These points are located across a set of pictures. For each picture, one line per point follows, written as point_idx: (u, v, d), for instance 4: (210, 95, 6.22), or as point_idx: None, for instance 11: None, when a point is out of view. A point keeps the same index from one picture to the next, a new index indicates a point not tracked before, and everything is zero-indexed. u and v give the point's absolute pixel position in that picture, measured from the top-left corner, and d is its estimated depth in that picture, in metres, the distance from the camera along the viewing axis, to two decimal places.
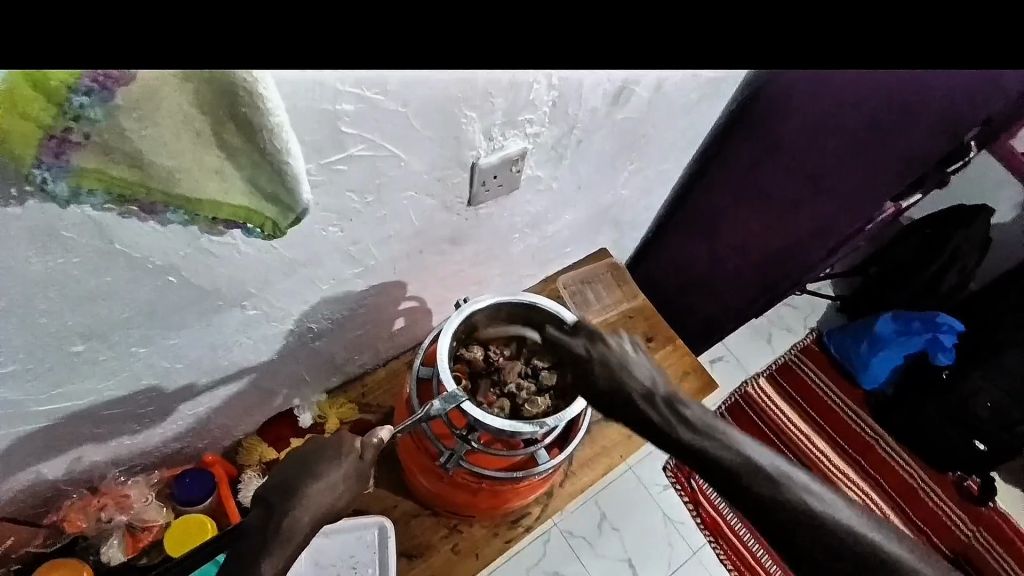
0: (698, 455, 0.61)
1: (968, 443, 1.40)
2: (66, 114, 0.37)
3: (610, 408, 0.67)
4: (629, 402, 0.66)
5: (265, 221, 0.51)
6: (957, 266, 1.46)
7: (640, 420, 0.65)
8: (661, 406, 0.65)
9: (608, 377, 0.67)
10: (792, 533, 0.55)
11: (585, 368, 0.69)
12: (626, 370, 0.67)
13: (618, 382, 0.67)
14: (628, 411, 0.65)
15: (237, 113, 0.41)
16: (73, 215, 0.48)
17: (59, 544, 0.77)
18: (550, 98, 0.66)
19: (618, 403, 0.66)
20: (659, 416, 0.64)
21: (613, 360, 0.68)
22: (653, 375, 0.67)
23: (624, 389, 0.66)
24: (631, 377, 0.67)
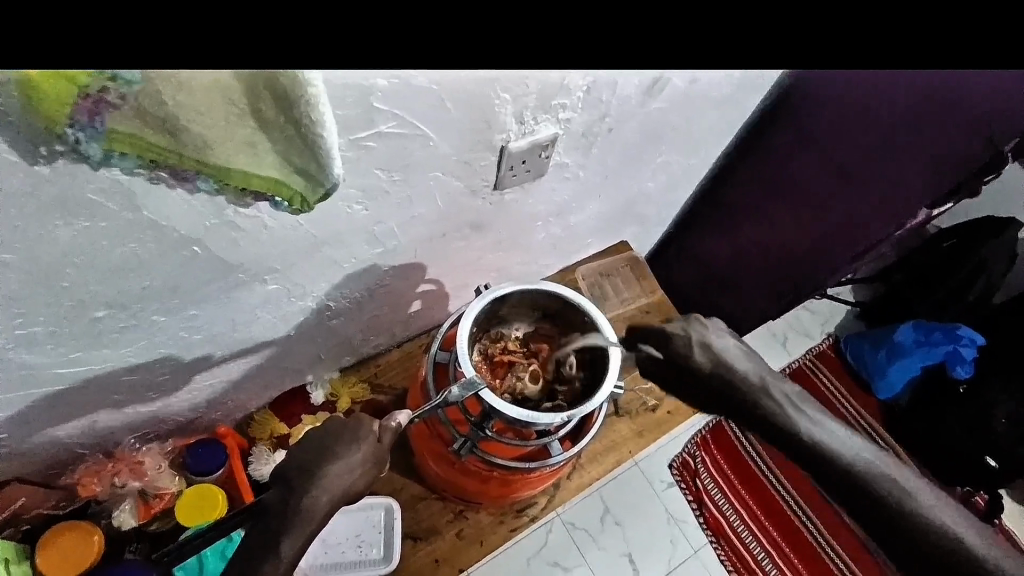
0: (795, 444, 0.65)
1: (978, 457, 1.38)
2: (103, 75, 0.35)
3: (704, 383, 0.67)
4: (739, 387, 0.66)
5: (293, 195, 0.51)
6: (981, 277, 1.42)
7: (749, 409, 0.66)
8: (779, 397, 0.66)
9: (712, 358, 0.67)
10: (873, 508, 0.62)
11: (681, 350, 0.68)
12: (726, 354, 0.68)
13: (720, 364, 0.67)
14: (728, 391, 0.66)
15: (278, 86, 0.40)
16: (100, 178, 0.47)
17: (72, 507, 0.79)
18: (585, 84, 0.64)
19: (726, 387, 0.67)
20: (767, 399, 0.66)
21: (712, 345, 0.67)
22: (755, 362, 0.68)
23: (732, 374, 0.66)
24: (735, 362, 0.67)
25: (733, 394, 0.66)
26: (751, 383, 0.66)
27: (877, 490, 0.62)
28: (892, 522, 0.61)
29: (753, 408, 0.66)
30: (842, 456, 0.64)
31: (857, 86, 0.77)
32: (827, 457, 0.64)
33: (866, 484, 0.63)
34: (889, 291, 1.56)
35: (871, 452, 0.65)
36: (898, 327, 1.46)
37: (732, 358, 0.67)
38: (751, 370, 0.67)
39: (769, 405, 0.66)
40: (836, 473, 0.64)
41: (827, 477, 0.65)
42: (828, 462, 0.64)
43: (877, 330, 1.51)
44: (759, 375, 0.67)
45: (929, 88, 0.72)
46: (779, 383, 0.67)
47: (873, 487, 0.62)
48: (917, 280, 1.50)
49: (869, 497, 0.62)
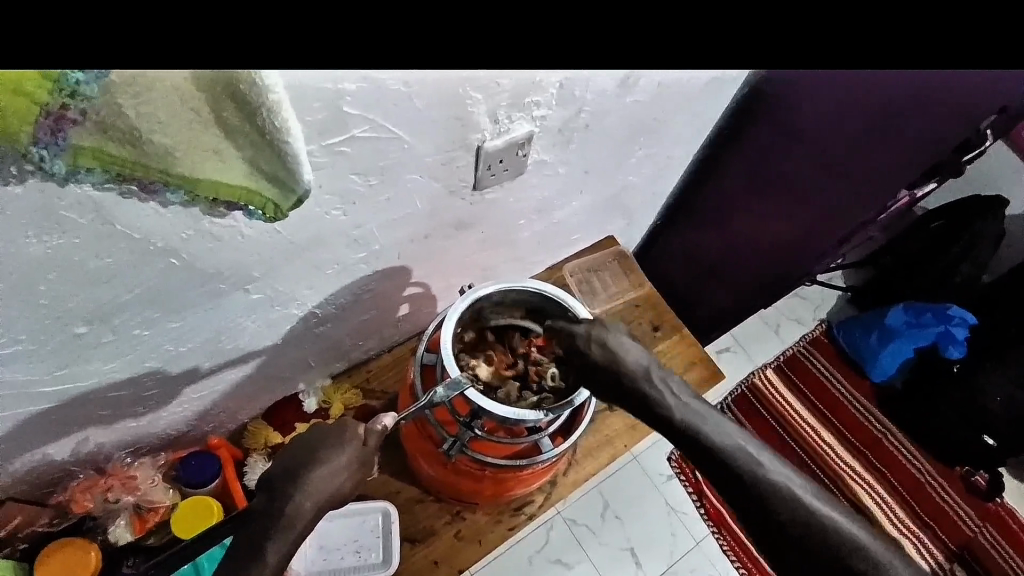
0: (678, 434, 0.62)
1: (977, 437, 1.39)
2: (63, 90, 0.36)
3: (601, 380, 0.66)
4: (626, 379, 0.65)
5: (265, 203, 0.51)
6: (971, 258, 1.43)
7: (638, 403, 0.64)
8: (664, 391, 0.64)
9: (605, 354, 0.66)
10: (753, 502, 0.57)
11: (581, 347, 0.67)
12: (620, 348, 0.66)
13: (612, 358, 0.66)
14: (618, 383, 0.65)
15: (237, 93, 0.41)
16: (72, 194, 0.47)
17: (66, 524, 0.78)
18: (558, 80, 0.64)
19: (618, 381, 0.65)
20: (651, 391, 0.64)
21: (609, 340, 0.66)
22: (647, 359, 0.66)
23: (622, 369, 0.65)
24: (627, 355, 0.65)
25: (620, 386, 0.65)
26: (638, 376, 0.64)
27: (755, 482, 0.58)
28: (776, 514, 0.56)
29: (640, 402, 0.64)
30: (729, 446, 0.60)
31: (841, 77, 0.76)
32: (710, 450, 0.60)
33: (744, 472, 0.58)
34: (879, 276, 1.54)
35: (757, 447, 0.60)
36: (889, 310, 1.48)
37: (625, 355, 0.66)
38: (641, 365, 0.65)
39: (654, 397, 0.63)
40: (717, 460, 0.60)
41: (713, 470, 0.60)
42: (715, 454, 0.60)
43: (868, 314, 1.52)
44: (647, 370, 0.65)
45: (915, 75, 0.71)
46: (665, 378, 0.65)
47: (757, 482, 0.58)
48: (906, 263, 1.50)
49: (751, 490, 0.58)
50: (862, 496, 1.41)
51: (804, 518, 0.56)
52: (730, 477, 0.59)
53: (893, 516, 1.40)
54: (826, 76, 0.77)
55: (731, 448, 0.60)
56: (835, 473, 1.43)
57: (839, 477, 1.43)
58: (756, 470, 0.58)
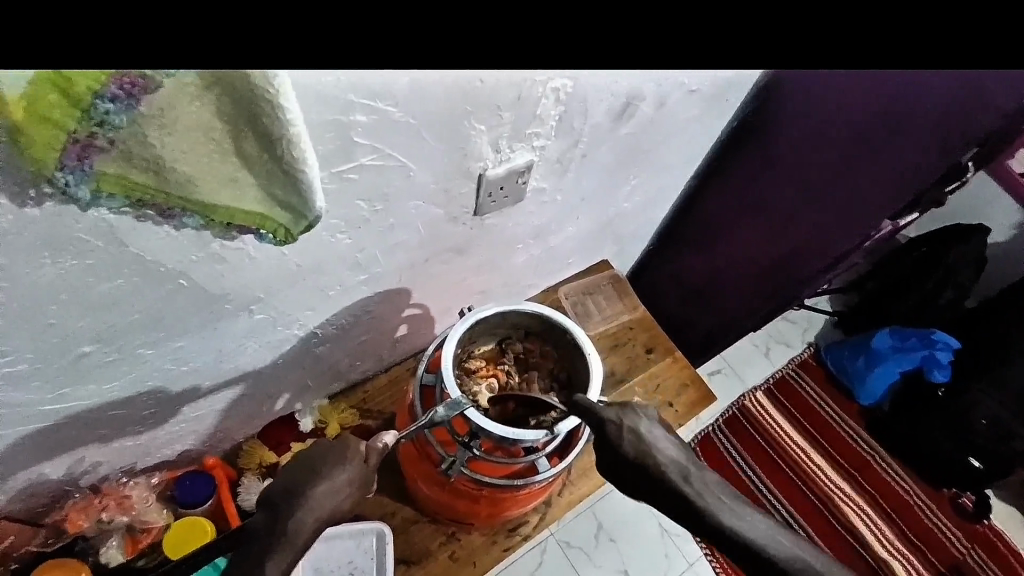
0: (720, 534, 0.64)
1: (963, 459, 1.42)
2: (91, 120, 0.38)
3: (639, 479, 0.67)
4: (662, 477, 0.66)
5: (278, 228, 0.53)
6: (951, 284, 1.48)
7: (676, 501, 0.66)
8: (702, 488, 0.66)
9: (638, 448, 0.68)
10: None
11: (613, 439, 0.67)
12: (653, 441, 0.68)
13: (645, 454, 0.67)
14: (654, 482, 0.67)
15: (258, 124, 0.43)
16: (90, 218, 0.49)
17: (60, 544, 0.78)
18: (557, 112, 0.67)
19: (654, 481, 0.67)
20: (690, 490, 0.66)
21: (645, 436, 0.68)
22: (678, 454, 0.69)
23: (659, 468, 0.67)
24: (661, 452, 0.68)
25: (656, 483, 0.66)
26: (675, 475, 0.66)
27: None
28: None
29: (679, 502, 0.65)
30: (770, 548, 0.64)
31: (828, 86, 0.81)
32: (755, 552, 0.64)
33: (790, 571, 0.63)
34: (864, 300, 1.58)
35: (794, 540, 0.65)
36: (875, 333, 1.51)
37: (660, 449, 0.68)
38: (674, 461, 0.67)
39: (692, 496, 0.65)
40: (761, 561, 0.64)
41: (755, 568, 0.64)
42: (760, 556, 0.64)
43: (855, 337, 1.55)
44: (681, 467, 0.67)
45: (888, 87, 0.76)
46: (700, 474, 0.67)
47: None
48: (889, 289, 1.54)
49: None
50: (851, 518, 1.43)
51: None
52: (774, 573, 0.63)
53: (883, 538, 1.41)
54: (810, 82, 0.82)
55: (772, 548, 0.64)
56: (824, 494, 1.45)
57: (829, 499, 1.44)
58: (801, 565, 0.63)
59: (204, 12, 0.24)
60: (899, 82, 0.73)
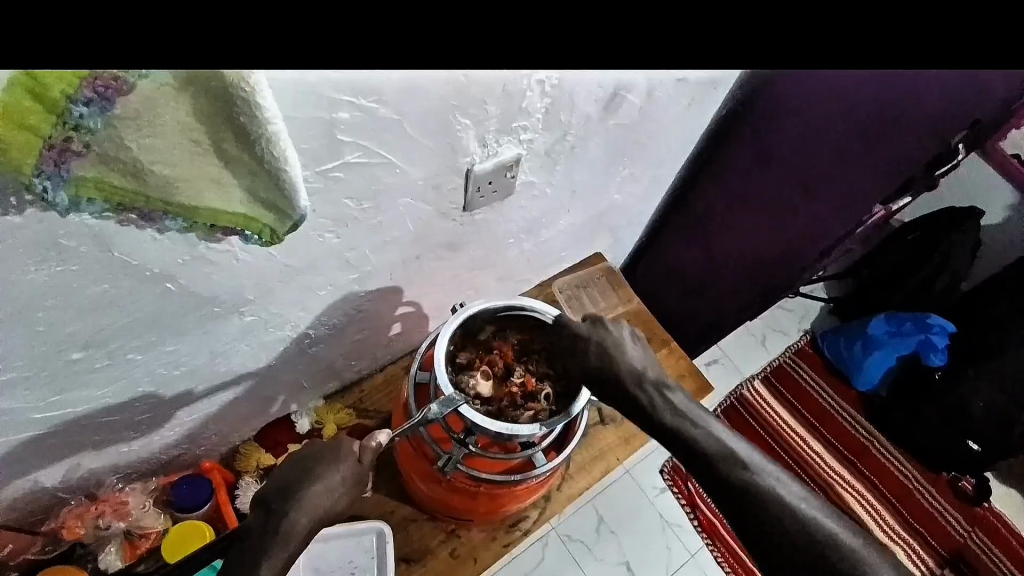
0: (660, 427, 0.66)
1: (961, 443, 1.42)
2: (67, 124, 0.38)
3: (597, 381, 0.70)
4: (619, 377, 0.69)
5: (263, 228, 0.52)
6: (946, 269, 1.48)
7: (628, 402, 0.68)
8: (654, 392, 0.68)
9: (602, 354, 0.70)
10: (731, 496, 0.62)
11: (582, 348, 0.71)
12: (623, 350, 0.70)
13: (609, 359, 0.70)
14: (609, 381, 0.69)
15: (236, 123, 0.43)
16: (72, 223, 0.48)
17: (59, 551, 0.78)
18: (544, 105, 0.67)
19: (608, 381, 0.69)
20: (641, 390, 0.68)
21: (611, 343, 0.70)
22: (645, 365, 0.70)
23: (615, 368, 0.69)
24: (624, 358, 0.69)
25: (612, 385, 0.69)
26: (630, 375, 0.68)
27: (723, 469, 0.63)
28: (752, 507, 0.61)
29: (628, 399, 0.68)
30: (706, 440, 0.65)
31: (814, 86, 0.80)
32: (689, 444, 0.65)
33: (723, 466, 0.63)
34: (860, 287, 1.58)
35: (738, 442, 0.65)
36: (871, 320, 1.51)
37: (623, 355, 0.70)
38: (633, 367, 0.69)
39: (642, 396, 0.67)
40: (695, 453, 0.65)
41: (690, 460, 0.65)
42: (693, 447, 0.65)
43: (851, 325, 1.55)
44: (639, 371, 0.69)
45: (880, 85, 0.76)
46: (656, 379, 0.69)
47: (729, 472, 0.63)
48: (885, 275, 1.54)
49: (724, 481, 0.62)
50: (851, 504, 1.43)
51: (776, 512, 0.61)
52: (704, 466, 0.64)
53: (883, 523, 1.42)
54: (798, 82, 0.81)
55: (707, 442, 0.64)
56: (824, 482, 1.45)
57: (829, 485, 1.45)
58: (733, 463, 0.63)
59: (166, 10, 0.24)
60: (892, 82, 0.73)
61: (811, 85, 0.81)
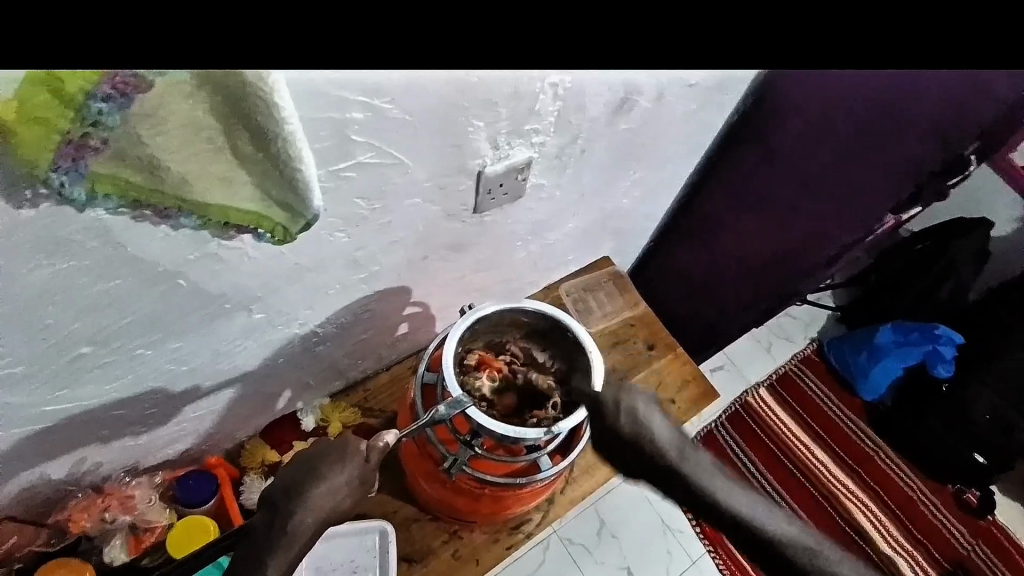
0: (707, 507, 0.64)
1: (968, 454, 1.42)
2: (85, 120, 0.38)
3: (632, 455, 0.68)
4: (656, 456, 0.66)
5: (274, 227, 0.53)
6: (954, 278, 1.47)
7: (668, 481, 0.66)
8: (694, 468, 0.65)
9: (631, 420, 0.69)
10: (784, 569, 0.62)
11: (609, 416, 0.70)
12: (647, 417, 0.69)
13: (641, 427, 0.68)
14: (646, 456, 0.67)
15: (251, 123, 0.43)
16: (85, 218, 0.49)
17: (64, 543, 0.79)
18: (555, 108, 0.67)
19: (647, 456, 0.66)
20: (684, 467, 0.65)
21: (641, 413, 0.69)
22: (677, 435, 0.68)
23: (651, 440, 0.67)
24: (657, 430, 0.68)
25: (652, 458, 0.66)
26: (670, 452, 0.66)
27: (774, 543, 0.62)
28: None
29: (669, 477, 0.65)
30: (753, 519, 0.63)
31: (819, 89, 0.81)
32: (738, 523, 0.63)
33: (772, 541, 0.62)
34: (866, 294, 1.58)
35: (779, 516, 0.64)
36: (879, 328, 1.50)
37: (654, 425, 0.68)
38: (671, 440, 0.67)
39: (686, 473, 0.64)
40: (742, 529, 0.63)
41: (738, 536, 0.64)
42: (746, 528, 0.63)
43: (858, 332, 1.54)
44: (676, 444, 0.67)
45: (885, 88, 0.76)
46: (694, 454, 0.66)
47: (780, 545, 0.62)
48: (891, 283, 1.54)
49: (775, 554, 0.62)
50: (855, 513, 1.42)
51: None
52: (755, 542, 0.63)
53: (887, 533, 1.41)
54: (805, 86, 0.81)
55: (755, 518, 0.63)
56: (829, 491, 1.44)
57: (833, 494, 1.44)
58: (781, 537, 0.62)
59: None
60: (897, 83, 0.73)
61: (820, 89, 0.81)
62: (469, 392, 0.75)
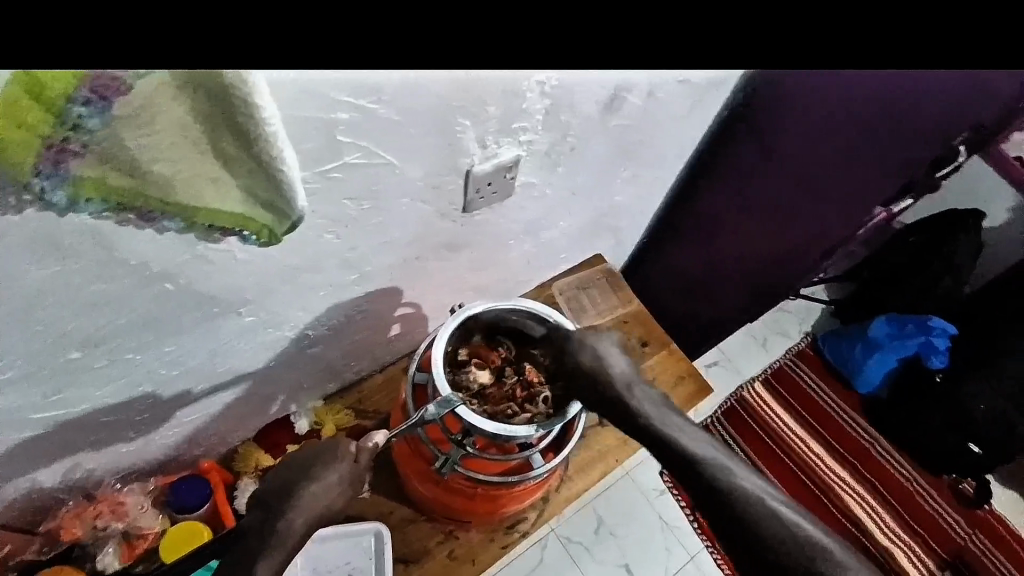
0: (641, 428, 0.67)
1: (962, 445, 1.41)
2: (65, 124, 0.38)
3: (581, 379, 0.71)
4: (603, 380, 0.70)
5: (261, 227, 0.52)
6: (950, 270, 1.47)
7: (608, 403, 0.69)
8: (634, 394, 0.69)
9: (592, 355, 0.71)
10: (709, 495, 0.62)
11: (571, 344, 0.73)
12: (607, 355, 0.72)
13: (596, 361, 0.71)
14: (593, 380, 0.70)
15: (235, 123, 0.43)
16: (70, 222, 0.48)
17: (55, 552, 0.78)
18: (544, 106, 0.67)
19: (591, 378, 0.70)
20: (628, 396, 0.68)
21: (598, 346, 0.72)
22: (628, 368, 0.71)
23: (602, 367, 0.70)
24: (609, 362, 0.71)
25: (598, 385, 0.70)
26: (616, 379, 0.69)
27: (702, 466, 0.63)
28: (728, 504, 0.61)
29: (613, 400, 0.69)
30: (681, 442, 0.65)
31: (816, 88, 0.80)
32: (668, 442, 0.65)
33: (698, 460, 0.64)
34: (861, 289, 1.58)
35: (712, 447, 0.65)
36: (873, 322, 1.51)
37: (610, 359, 0.71)
38: (620, 371, 0.70)
39: (627, 399, 0.68)
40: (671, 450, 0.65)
41: (668, 458, 0.65)
42: (674, 449, 0.65)
43: (852, 326, 1.55)
44: (625, 377, 0.70)
45: (881, 84, 0.75)
46: (642, 386, 0.70)
47: (707, 469, 0.63)
48: (886, 277, 1.53)
49: (700, 476, 0.63)
50: (852, 506, 1.43)
51: (748, 503, 0.61)
52: (681, 464, 0.64)
53: (884, 525, 1.41)
54: (800, 85, 0.80)
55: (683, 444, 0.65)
56: (825, 484, 1.45)
57: (830, 487, 1.44)
58: (709, 461, 0.63)
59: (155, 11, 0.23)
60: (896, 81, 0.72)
61: (816, 88, 0.80)
62: (460, 394, 0.74)
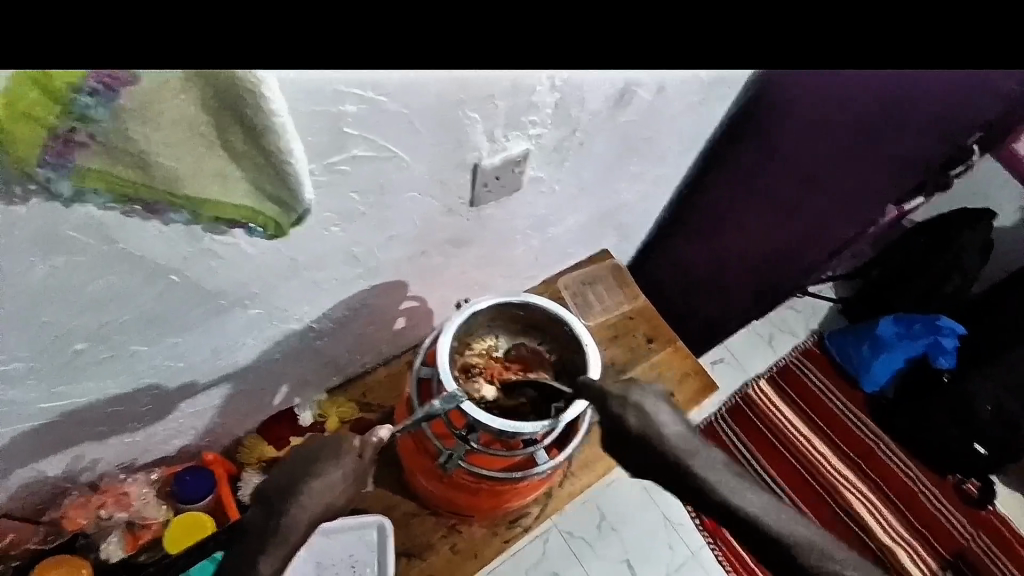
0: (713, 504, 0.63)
1: (968, 445, 1.41)
2: (71, 114, 0.37)
3: (638, 449, 0.66)
4: (663, 451, 0.65)
5: (267, 221, 0.52)
6: (959, 270, 1.46)
7: (673, 475, 0.65)
8: (702, 464, 0.64)
9: (641, 420, 0.67)
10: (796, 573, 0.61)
11: (617, 408, 0.68)
12: (655, 413, 0.68)
13: (648, 426, 0.67)
14: (651, 452, 0.65)
15: (241, 114, 0.42)
16: (76, 215, 0.48)
17: (60, 541, 0.78)
18: (553, 100, 0.66)
19: (649, 450, 0.66)
20: (694, 466, 0.64)
21: (648, 408, 0.68)
22: (684, 430, 0.68)
23: (658, 436, 0.66)
24: (665, 425, 0.67)
25: (659, 458, 0.65)
26: (677, 451, 0.65)
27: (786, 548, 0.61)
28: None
29: (676, 475, 0.64)
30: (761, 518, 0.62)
31: (818, 88, 0.79)
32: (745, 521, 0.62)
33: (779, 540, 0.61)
34: (869, 288, 1.56)
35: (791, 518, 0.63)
36: (879, 321, 1.49)
37: (662, 421, 0.67)
38: (679, 437, 0.66)
39: (694, 473, 0.64)
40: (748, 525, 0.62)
41: (745, 534, 0.63)
42: (754, 528, 0.62)
43: (859, 325, 1.54)
44: (685, 443, 0.66)
45: (885, 86, 0.74)
46: (704, 451, 0.66)
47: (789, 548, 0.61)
48: (894, 276, 1.51)
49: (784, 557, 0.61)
50: (855, 506, 1.42)
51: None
52: (760, 541, 0.62)
53: (887, 526, 1.41)
54: (805, 86, 0.80)
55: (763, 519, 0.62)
56: (829, 484, 1.44)
57: (833, 487, 1.44)
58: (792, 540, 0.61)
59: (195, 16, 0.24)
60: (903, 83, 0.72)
61: (819, 89, 0.80)
62: (466, 391, 0.73)
